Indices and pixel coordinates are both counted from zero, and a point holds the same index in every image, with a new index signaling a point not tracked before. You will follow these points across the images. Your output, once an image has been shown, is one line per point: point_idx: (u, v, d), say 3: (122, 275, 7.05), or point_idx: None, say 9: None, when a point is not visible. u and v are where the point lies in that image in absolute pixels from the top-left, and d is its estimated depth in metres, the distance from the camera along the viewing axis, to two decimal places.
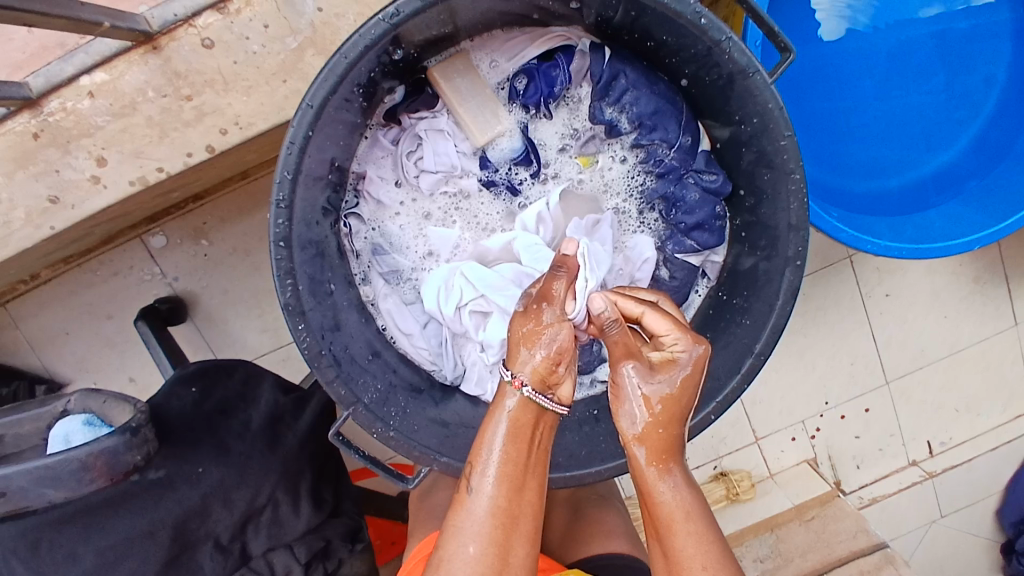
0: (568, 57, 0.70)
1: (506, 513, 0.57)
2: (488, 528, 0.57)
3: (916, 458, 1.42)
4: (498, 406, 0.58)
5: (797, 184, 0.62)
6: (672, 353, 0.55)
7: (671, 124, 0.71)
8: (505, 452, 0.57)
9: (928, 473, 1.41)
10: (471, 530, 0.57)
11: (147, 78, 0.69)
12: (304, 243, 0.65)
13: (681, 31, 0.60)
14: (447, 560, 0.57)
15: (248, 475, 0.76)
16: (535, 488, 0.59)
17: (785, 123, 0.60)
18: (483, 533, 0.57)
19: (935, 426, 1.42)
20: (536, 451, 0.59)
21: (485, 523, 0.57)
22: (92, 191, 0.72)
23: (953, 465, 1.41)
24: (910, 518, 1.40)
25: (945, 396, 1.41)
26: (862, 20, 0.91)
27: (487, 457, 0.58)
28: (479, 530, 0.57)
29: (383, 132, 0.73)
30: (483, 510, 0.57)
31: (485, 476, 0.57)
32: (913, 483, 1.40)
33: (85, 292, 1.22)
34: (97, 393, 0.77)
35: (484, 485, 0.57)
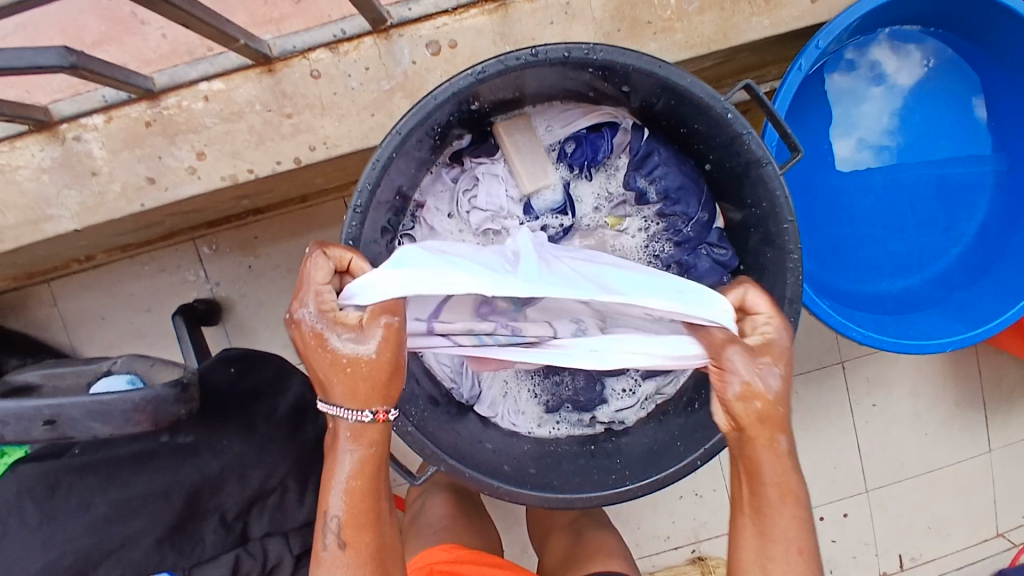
0: (612, 132, 0.82)
1: (367, 552, 0.61)
2: (349, 557, 0.60)
3: (887, 571, 1.46)
4: (334, 449, 0.60)
5: (795, 263, 0.73)
6: (764, 336, 0.64)
7: (693, 200, 0.82)
8: (348, 486, 0.60)
9: None
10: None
11: (259, 94, 0.81)
12: (366, 249, 0.74)
13: (711, 122, 0.72)
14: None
15: (265, 456, 0.81)
16: (384, 511, 0.63)
17: (789, 209, 0.71)
18: (347, 563, 0.60)
19: (906, 540, 1.46)
20: (373, 484, 0.61)
21: (341, 567, 0.60)
22: (187, 180, 0.83)
23: None
24: None
25: (917, 514, 1.46)
26: (865, 149, 1.05)
27: (336, 498, 0.60)
28: (344, 574, 0.60)
29: (446, 170, 0.84)
30: (342, 543, 0.60)
31: (331, 522, 0.60)
32: None
33: (129, 283, 1.30)
34: (144, 358, 0.83)
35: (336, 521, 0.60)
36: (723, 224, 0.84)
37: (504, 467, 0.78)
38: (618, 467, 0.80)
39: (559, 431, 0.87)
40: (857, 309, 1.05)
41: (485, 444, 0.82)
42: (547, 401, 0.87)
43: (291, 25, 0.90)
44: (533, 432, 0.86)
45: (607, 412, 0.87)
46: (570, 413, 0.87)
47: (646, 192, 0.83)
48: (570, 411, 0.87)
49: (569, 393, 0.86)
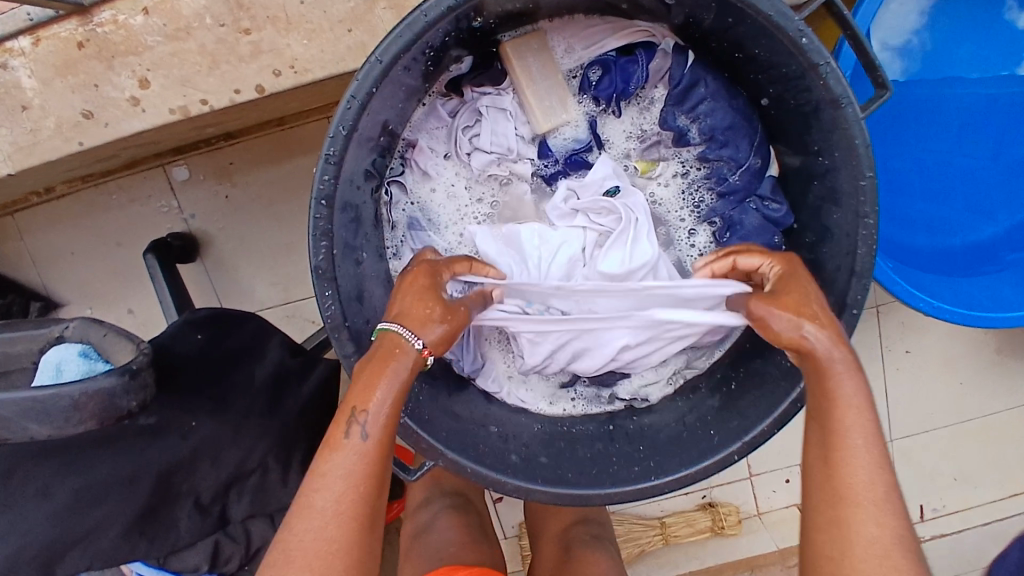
0: (648, 55, 0.66)
1: (374, 476, 0.50)
2: (362, 472, 0.50)
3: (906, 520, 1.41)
4: (386, 359, 0.52)
5: (868, 230, 0.60)
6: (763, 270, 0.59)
7: (743, 143, 0.67)
8: (394, 402, 0.51)
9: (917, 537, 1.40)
10: (344, 475, 0.49)
11: (208, 4, 0.65)
12: (344, 206, 0.61)
13: (777, 48, 0.57)
14: (315, 504, 0.49)
15: (242, 437, 0.73)
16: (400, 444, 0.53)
17: (868, 162, 0.58)
18: (352, 475, 0.49)
19: (926, 489, 1.41)
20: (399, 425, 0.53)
21: (358, 472, 0.50)
22: (130, 113, 0.69)
23: (944, 534, 1.40)
24: None
25: (939, 463, 1.40)
26: (963, 82, 0.88)
27: (377, 410, 0.51)
28: (356, 483, 0.49)
29: (442, 102, 0.69)
30: (360, 449, 0.50)
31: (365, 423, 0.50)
32: None
33: (100, 216, 1.19)
34: (99, 324, 0.73)
35: (365, 434, 0.50)
36: (778, 171, 0.70)
37: (511, 458, 0.70)
38: (640, 457, 0.71)
39: (575, 408, 0.78)
40: (928, 270, 0.92)
41: (490, 428, 0.73)
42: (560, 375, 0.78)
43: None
44: (545, 412, 0.77)
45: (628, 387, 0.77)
46: (586, 388, 0.78)
47: (687, 133, 0.67)
48: (585, 386, 0.78)
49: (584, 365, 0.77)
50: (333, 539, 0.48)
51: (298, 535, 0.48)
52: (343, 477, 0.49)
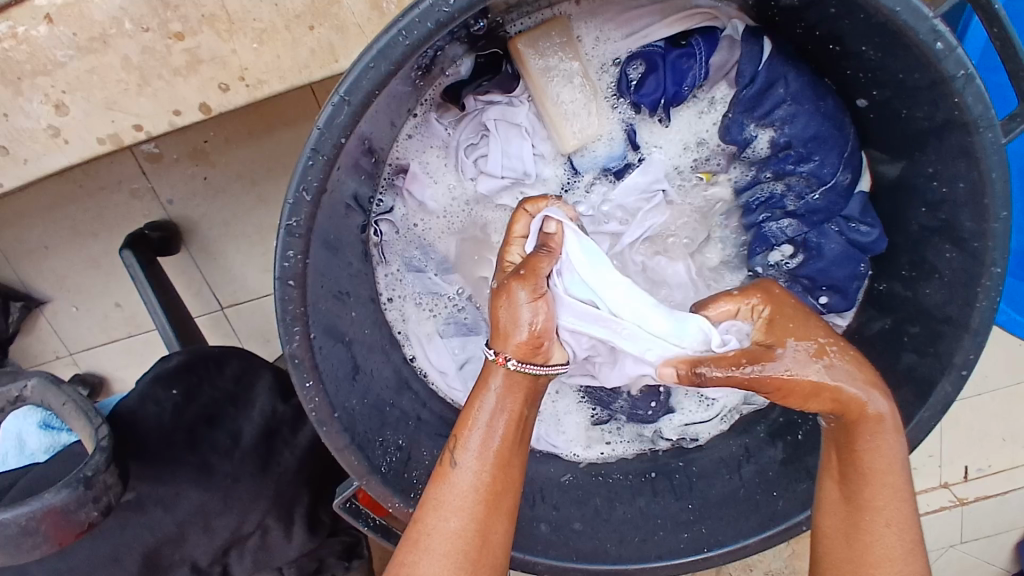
0: (708, 43, 0.50)
1: (485, 504, 0.44)
2: (471, 505, 0.44)
3: (949, 481, 1.27)
4: (480, 388, 0.46)
5: (994, 281, 0.48)
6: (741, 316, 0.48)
7: (830, 157, 0.52)
8: (504, 429, 0.45)
9: (959, 498, 1.27)
10: (452, 508, 0.44)
11: (125, 4, 0.49)
12: (319, 274, 0.49)
13: (898, 51, 0.42)
14: (426, 537, 0.44)
15: (232, 503, 0.64)
16: (521, 463, 0.47)
17: (1004, 201, 0.45)
18: (461, 509, 0.44)
19: (977, 448, 1.24)
20: (520, 453, 0.47)
21: (467, 497, 0.44)
22: (50, 146, 0.55)
23: (987, 495, 1.27)
24: (928, 538, 1.31)
25: (996, 424, 1.22)
26: None
27: (476, 439, 0.45)
28: (461, 506, 0.44)
29: (438, 114, 0.54)
30: (468, 483, 0.44)
31: (468, 446, 0.45)
32: (940, 507, 1.27)
33: (70, 208, 0.99)
34: (59, 390, 0.62)
35: (472, 461, 0.45)
36: (871, 186, 0.56)
37: (539, 527, 0.61)
38: (687, 520, 0.62)
39: (618, 452, 0.67)
40: None
41: None
42: (595, 412, 0.67)
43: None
44: (576, 458, 0.67)
45: (673, 427, 0.67)
46: (624, 424, 0.68)
47: (756, 144, 0.52)
48: (625, 425, 0.68)
49: (624, 406, 0.65)
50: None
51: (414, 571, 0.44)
52: (450, 510, 0.44)
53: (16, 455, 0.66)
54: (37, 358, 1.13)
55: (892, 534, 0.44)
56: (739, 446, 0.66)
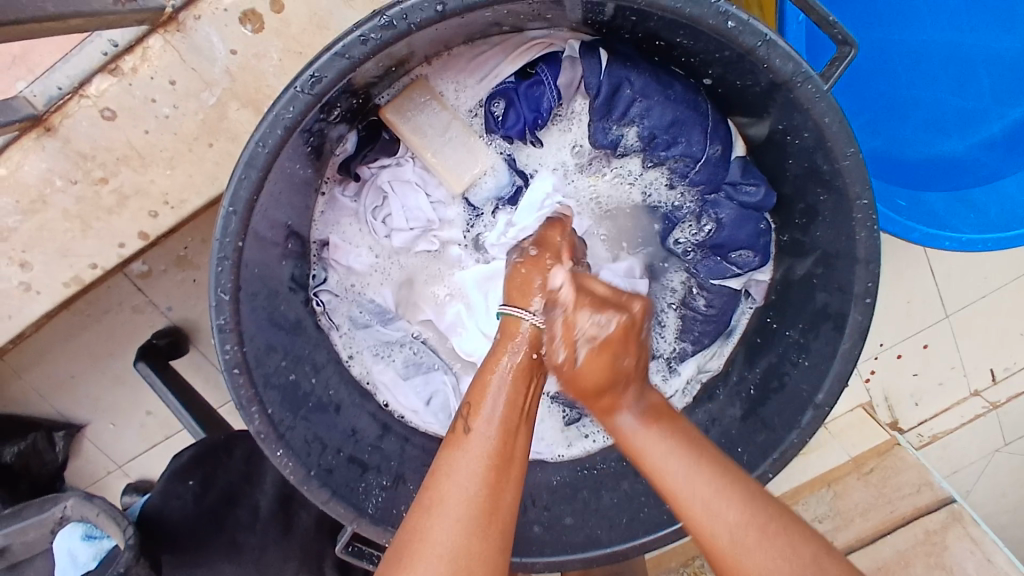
0: (553, 69, 0.55)
1: (502, 463, 0.46)
2: (486, 469, 0.45)
3: (978, 389, 1.10)
4: (496, 354, 0.51)
5: (865, 211, 0.50)
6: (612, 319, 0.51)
7: (695, 134, 0.56)
8: (515, 398, 0.49)
9: (992, 403, 1.10)
10: (467, 470, 0.45)
11: (51, 165, 0.57)
12: (264, 355, 0.54)
13: (703, 37, 0.46)
14: (440, 500, 0.44)
15: (265, 568, 0.70)
16: (527, 438, 0.49)
17: (846, 138, 0.47)
18: (477, 472, 0.45)
19: (1001, 348, 1.08)
20: (524, 435, 0.49)
21: (484, 459, 0.46)
22: (26, 299, 0.63)
23: (1021, 393, 1.10)
24: (972, 452, 1.13)
25: (1018, 320, 1.06)
26: None
27: (491, 407, 0.48)
28: (476, 467, 0.45)
29: (340, 188, 0.60)
30: (483, 448, 0.46)
31: (486, 416, 0.48)
32: (975, 418, 1.10)
33: (83, 337, 1.05)
34: (91, 503, 0.69)
35: (488, 427, 0.47)
36: (747, 149, 0.59)
37: (534, 528, 0.66)
38: None
39: (594, 444, 0.72)
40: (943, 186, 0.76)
41: None
42: (564, 412, 0.73)
43: (40, 47, 0.60)
44: (564, 457, 0.72)
45: None
46: (596, 421, 0.72)
47: (624, 141, 0.58)
48: (595, 418, 0.72)
49: None
50: (461, 544, 0.42)
51: (427, 538, 0.43)
52: (462, 473, 0.45)
53: (71, 568, 0.74)
54: (88, 477, 1.17)
55: (707, 492, 0.46)
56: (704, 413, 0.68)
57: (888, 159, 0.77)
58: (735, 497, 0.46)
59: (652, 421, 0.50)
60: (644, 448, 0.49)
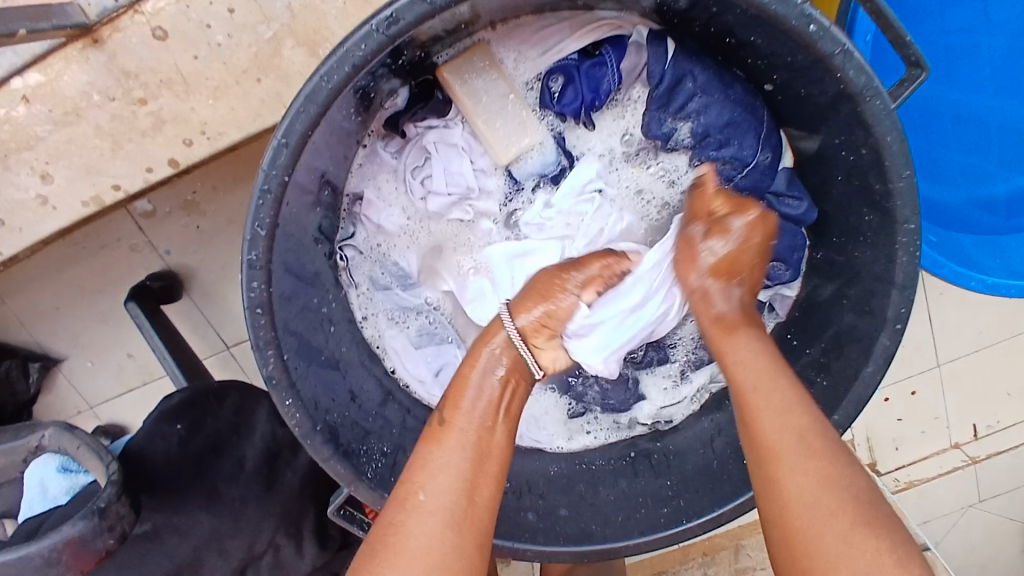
0: (618, 52, 0.55)
1: (479, 455, 0.48)
2: (461, 464, 0.47)
3: (959, 441, 1.11)
4: (489, 338, 0.54)
5: (910, 237, 0.50)
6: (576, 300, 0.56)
7: (748, 138, 0.56)
8: (493, 395, 0.51)
9: (972, 458, 1.11)
10: (445, 464, 0.47)
11: (92, 79, 0.55)
12: (285, 301, 0.53)
13: (779, 37, 0.46)
14: (417, 495, 0.46)
15: (244, 525, 0.68)
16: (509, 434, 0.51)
17: (904, 160, 0.47)
18: (454, 466, 0.47)
19: (987, 404, 1.09)
20: (510, 435, 0.51)
21: (462, 456, 0.48)
22: (42, 213, 0.61)
23: (1000, 451, 1.11)
24: (946, 502, 1.13)
25: (1007, 378, 1.07)
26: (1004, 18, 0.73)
27: (469, 404, 0.50)
28: (456, 461, 0.47)
29: (384, 143, 0.60)
30: (461, 442, 0.48)
31: (461, 410, 0.50)
32: (954, 470, 1.11)
33: (76, 270, 1.02)
34: (72, 434, 0.66)
35: (468, 422, 0.49)
36: (793, 162, 0.59)
37: (527, 517, 0.64)
38: (668, 496, 0.65)
39: (596, 441, 0.71)
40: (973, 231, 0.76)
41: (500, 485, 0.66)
42: (569, 403, 0.72)
43: None
44: (564, 449, 0.71)
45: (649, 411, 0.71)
46: (601, 416, 0.72)
47: (677, 135, 0.58)
48: (602, 415, 0.72)
49: (596, 397, 0.70)
50: (435, 534, 0.44)
51: (401, 530, 0.45)
52: (442, 469, 0.47)
53: (41, 500, 0.70)
54: (61, 414, 1.13)
55: (784, 403, 0.48)
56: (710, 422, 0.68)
57: (933, 201, 0.77)
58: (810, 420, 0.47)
59: (738, 322, 0.53)
60: (730, 345, 0.52)
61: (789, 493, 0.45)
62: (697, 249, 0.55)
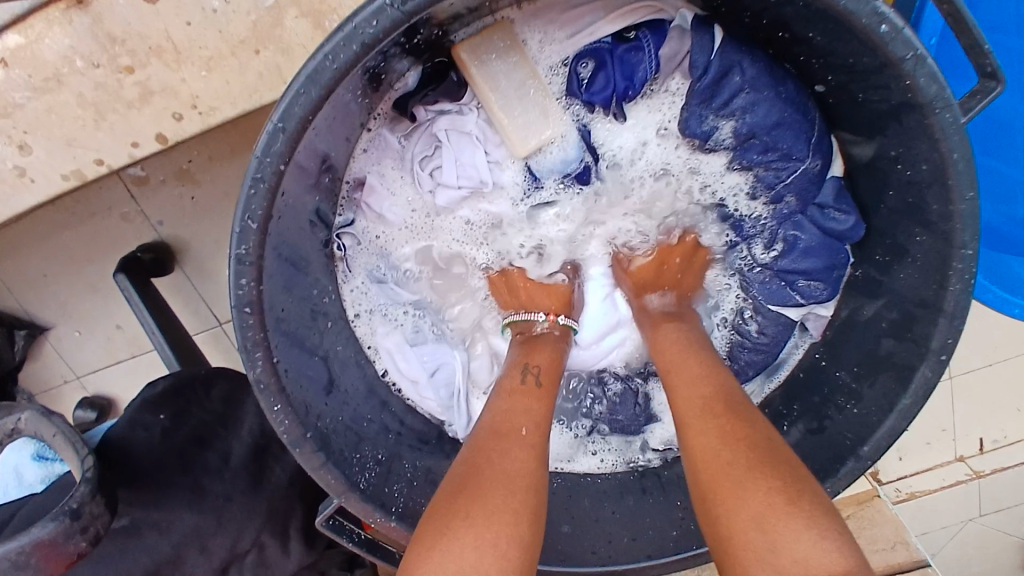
0: (658, 37, 0.51)
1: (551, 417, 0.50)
2: (546, 422, 0.49)
3: (963, 454, 1.06)
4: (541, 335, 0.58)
5: (966, 264, 0.45)
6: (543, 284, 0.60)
7: (796, 142, 0.52)
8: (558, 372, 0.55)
9: (975, 472, 1.07)
10: (526, 413, 0.49)
11: (74, 44, 0.51)
12: (277, 297, 0.48)
13: (842, 35, 0.41)
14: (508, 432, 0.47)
15: (227, 523, 0.65)
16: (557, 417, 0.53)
17: (968, 180, 0.42)
18: (537, 419, 0.49)
19: (991, 418, 1.04)
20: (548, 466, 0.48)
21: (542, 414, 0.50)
22: (19, 185, 0.56)
23: (1003, 468, 1.07)
24: (945, 515, 1.10)
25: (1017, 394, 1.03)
26: None
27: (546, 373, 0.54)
28: (538, 421, 0.49)
29: (390, 126, 0.55)
30: (546, 405, 0.51)
31: (541, 380, 0.53)
32: (956, 483, 1.07)
33: (62, 238, 0.97)
34: (52, 420, 0.61)
35: (550, 389, 0.52)
36: (844, 171, 0.55)
37: None
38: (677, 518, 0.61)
39: (601, 464, 0.66)
40: None
41: None
42: (574, 425, 0.68)
43: None
44: (567, 470, 0.66)
45: (660, 434, 0.67)
46: (609, 441, 0.67)
47: (718, 134, 0.53)
48: (610, 436, 0.68)
49: (603, 410, 0.67)
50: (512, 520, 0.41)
51: (499, 453, 0.45)
52: (523, 415, 0.49)
53: (14, 487, 0.67)
54: (45, 385, 1.09)
55: (705, 377, 0.49)
56: None
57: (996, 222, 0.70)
58: (745, 441, 0.43)
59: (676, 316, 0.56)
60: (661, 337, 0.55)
61: (703, 462, 0.43)
62: (672, 258, 0.59)
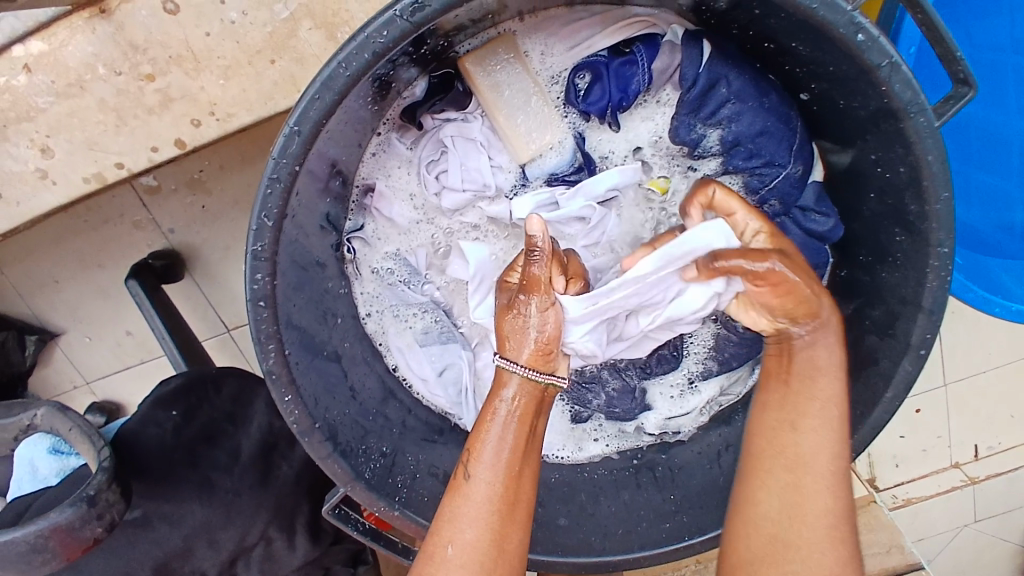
0: (650, 51, 0.53)
1: (507, 501, 0.46)
2: (487, 515, 0.45)
3: (959, 461, 1.08)
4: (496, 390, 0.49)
5: (942, 261, 0.48)
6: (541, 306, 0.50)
7: (779, 149, 0.54)
8: (510, 443, 0.47)
9: (970, 478, 1.08)
10: (472, 512, 0.45)
11: (98, 51, 0.54)
12: (288, 293, 0.51)
13: (823, 45, 0.43)
14: (443, 550, 0.45)
15: (235, 516, 0.67)
16: (531, 473, 0.48)
17: (943, 182, 0.45)
18: (480, 515, 0.45)
19: (988, 427, 1.06)
20: (529, 464, 0.48)
21: (487, 505, 0.46)
22: (39, 187, 0.59)
23: (998, 473, 1.08)
24: (939, 522, 1.11)
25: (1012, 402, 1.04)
26: None
27: (491, 453, 0.47)
28: (480, 514, 0.45)
29: (399, 135, 0.58)
30: (483, 494, 0.46)
31: (481, 462, 0.47)
32: (951, 489, 1.08)
33: (74, 243, 0.99)
34: (66, 414, 0.63)
35: (488, 472, 0.46)
36: (825, 175, 0.57)
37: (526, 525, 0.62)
38: (670, 511, 0.63)
39: (606, 449, 0.68)
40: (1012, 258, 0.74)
41: None
42: (571, 409, 0.68)
43: None
44: (568, 459, 0.68)
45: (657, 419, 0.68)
46: (607, 425, 0.69)
47: (705, 141, 0.56)
48: (607, 421, 0.69)
49: (601, 403, 0.67)
50: None
51: None
52: (466, 519, 0.45)
53: (30, 480, 0.69)
54: (54, 388, 1.11)
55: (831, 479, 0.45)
56: (718, 436, 0.66)
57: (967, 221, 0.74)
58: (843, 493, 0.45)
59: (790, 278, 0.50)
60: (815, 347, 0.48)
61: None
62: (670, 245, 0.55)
